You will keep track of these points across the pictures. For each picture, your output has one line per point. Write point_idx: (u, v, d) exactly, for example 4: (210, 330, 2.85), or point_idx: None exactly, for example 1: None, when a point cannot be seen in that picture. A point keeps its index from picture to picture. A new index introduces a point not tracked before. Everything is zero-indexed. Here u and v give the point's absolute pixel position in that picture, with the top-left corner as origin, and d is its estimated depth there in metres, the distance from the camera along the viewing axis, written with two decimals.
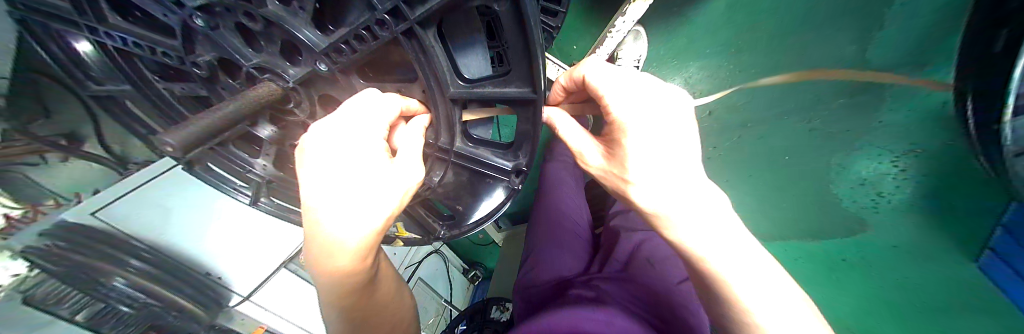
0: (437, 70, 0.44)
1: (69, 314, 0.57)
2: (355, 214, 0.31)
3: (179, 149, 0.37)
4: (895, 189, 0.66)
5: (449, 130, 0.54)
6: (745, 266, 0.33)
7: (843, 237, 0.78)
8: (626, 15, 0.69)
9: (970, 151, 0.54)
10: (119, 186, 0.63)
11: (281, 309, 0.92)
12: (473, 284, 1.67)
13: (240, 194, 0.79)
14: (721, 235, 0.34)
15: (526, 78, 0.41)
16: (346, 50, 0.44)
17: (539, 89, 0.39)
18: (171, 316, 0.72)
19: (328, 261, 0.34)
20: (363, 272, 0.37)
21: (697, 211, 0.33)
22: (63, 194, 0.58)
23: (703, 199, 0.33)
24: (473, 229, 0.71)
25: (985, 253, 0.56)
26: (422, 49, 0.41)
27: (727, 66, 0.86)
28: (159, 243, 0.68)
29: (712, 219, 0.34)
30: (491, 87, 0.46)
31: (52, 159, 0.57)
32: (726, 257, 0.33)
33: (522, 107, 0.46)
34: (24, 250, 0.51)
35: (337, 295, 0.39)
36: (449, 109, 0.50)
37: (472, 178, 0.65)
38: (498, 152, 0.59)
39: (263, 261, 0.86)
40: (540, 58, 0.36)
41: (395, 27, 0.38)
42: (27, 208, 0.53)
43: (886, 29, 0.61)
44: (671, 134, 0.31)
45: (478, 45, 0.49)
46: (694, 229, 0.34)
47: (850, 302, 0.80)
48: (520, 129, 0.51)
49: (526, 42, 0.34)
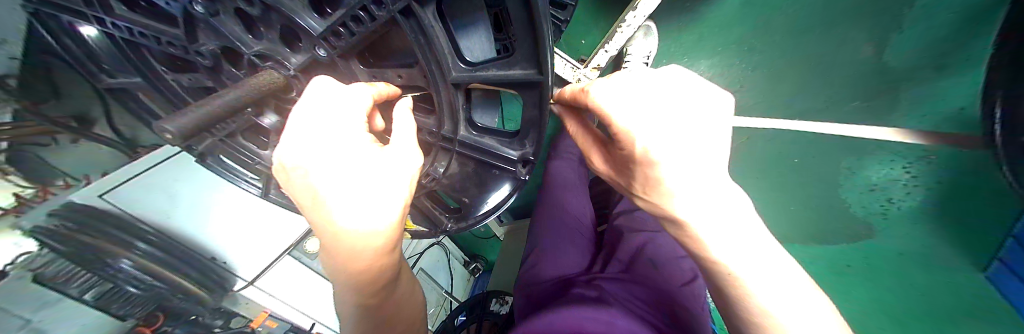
0: (436, 51, 0.43)
1: (78, 293, 0.61)
2: (378, 209, 0.30)
3: (179, 136, 0.35)
4: (905, 196, 0.67)
5: (453, 118, 0.55)
6: (785, 291, 0.27)
7: (844, 243, 0.82)
8: (637, 10, 0.65)
9: (994, 167, 0.53)
10: (131, 169, 0.71)
11: (286, 295, 0.87)
12: (473, 276, 1.69)
13: (251, 185, 0.81)
14: (762, 254, 0.28)
15: (531, 59, 0.40)
16: (345, 33, 0.43)
17: (547, 71, 0.38)
18: (176, 300, 0.75)
19: (358, 260, 0.34)
20: (381, 271, 0.38)
21: (732, 231, 0.27)
22: (73, 176, 0.70)
23: (741, 217, 0.27)
24: (480, 221, 0.71)
25: (995, 262, 0.58)
26: (422, 29, 0.41)
27: (738, 64, 0.81)
28: (164, 227, 0.70)
29: (751, 237, 0.28)
30: (494, 71, 0.46)
31: (64, 139, 0.71)
32: (762, 277, 0.27)
33: (529, 90, 0.46)
34: (32, 229, 0.57)
35: (355, 291, 0.39)
36: (451, 93, 0.50)
37: (478, 169, 0.66)
38: (505, 141, 0.59)
39: (270, 244, 0.82)
40: (547, 42, 0.35)
41: (394, 6, 0.37)
42: (38, 188, 0.64)
43: (905, 29, 0.59)
44: (712, 156, 0.23)
45: (479, 25, 0.49)
46: (723, 249, 0.28)
47: (872, 308, 0.81)
48: (528, 116, 0.50)
49: (530, 12, 0.32)
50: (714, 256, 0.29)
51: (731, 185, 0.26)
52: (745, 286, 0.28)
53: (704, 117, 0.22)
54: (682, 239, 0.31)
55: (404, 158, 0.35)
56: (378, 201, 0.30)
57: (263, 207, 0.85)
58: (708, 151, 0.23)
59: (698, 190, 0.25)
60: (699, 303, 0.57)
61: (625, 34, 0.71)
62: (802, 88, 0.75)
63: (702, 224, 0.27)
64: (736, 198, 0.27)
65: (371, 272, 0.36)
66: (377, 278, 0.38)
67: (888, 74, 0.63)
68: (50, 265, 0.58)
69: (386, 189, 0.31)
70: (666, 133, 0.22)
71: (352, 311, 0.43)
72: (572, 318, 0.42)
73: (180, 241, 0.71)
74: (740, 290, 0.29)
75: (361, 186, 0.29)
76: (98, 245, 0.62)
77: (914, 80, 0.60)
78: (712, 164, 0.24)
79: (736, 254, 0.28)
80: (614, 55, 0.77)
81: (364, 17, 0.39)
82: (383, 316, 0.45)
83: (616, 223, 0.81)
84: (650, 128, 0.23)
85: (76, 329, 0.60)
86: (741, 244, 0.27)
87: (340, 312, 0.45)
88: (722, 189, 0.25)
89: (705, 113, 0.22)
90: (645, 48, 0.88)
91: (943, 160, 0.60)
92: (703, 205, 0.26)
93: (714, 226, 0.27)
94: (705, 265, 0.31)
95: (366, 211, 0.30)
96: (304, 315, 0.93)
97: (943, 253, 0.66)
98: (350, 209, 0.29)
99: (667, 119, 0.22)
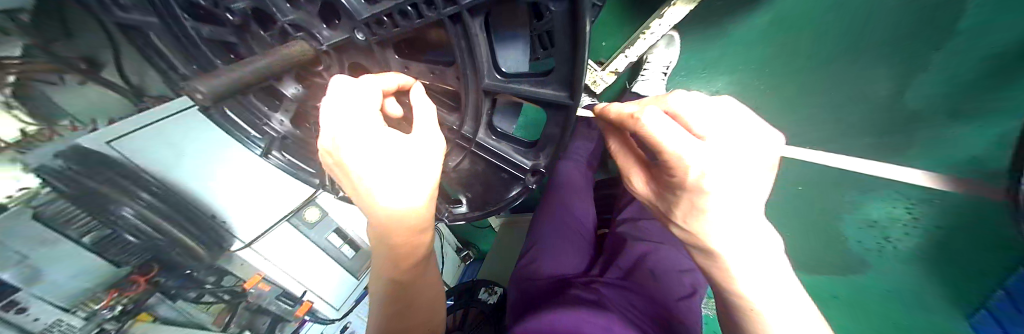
0: (477, 59, 0.45)
1: (77, 236, 0.56)
2: (411, 189, 0.34)
3: (209, 98, 0.40)
4: (903, 235, 0.72)
5: (474, 118, 0.56)
6: (791, 311, 0.29)
7: (839, 275, 0.86)
8: (663, 18, 0.64)
9: (1005, 218, 0.59)
10: (151, 112, 0.61)
11: (282, 261, 0.93)
12: (464, 264, 1.71)
13: (252, 144, 0.81)
14: (778, 285, 0.29)
15: (564, 83, 0.45)
16: (387, 23, 0.44)
17: (578, 97, 0.43)
18: (174, 253, 0.72)
19: (387, 231, 0.38)
20: (414, 245, 0.41)
21: (756, 260, 0.27)
22: (79, 117, 0.51)
23: (766, 250, 0.27)
24: (478, 216, 0.76)
25: (981, 311, 0.66)
26: (467, 35, 0.43)
27: (756, 84, 0.80)
28: (169, 181, 0.67)
29: (772, 269, 0.28)
30: (526, 85, 0.49)
31: (70, 81, 0.50)
32: (778, 306, 0.28)
33: (556, 111, 0.50)
34: (39, 168, 0.48)
35: (388, 258, 0.44)
36: (480, 99, 0.52)
37: (487, 170, 0.66)
38: (521, 150, 0.62)
39: (270, 209, 0.88)
40: (584, 60, 0.38)
41: (444, 9, 0.38)
42: (43, 127, 0.48)
43: (931, 69, 0.60)
44: (749, 191, 0.23)
45: (518, 38, 0.50)
46: (749, 281, 0.29)
47: None
48: (547, 131, 0.55)
49: (573, 19, 0.34)
50: (733, 280, 0.29)
51: (762, 218, 0.26)
52: (751, 303, 0.29)
53: (752, 155, 0.21)
54: (706, 265, 0.32)
55: (430, 143, 0.35)
56: (412, 180, 0.33)
57: (269, 173, 0.87)
58: (749, 185, 0.23)
59: (733, 222, 0.25)
60: (694, 316, 0.60)
61: (647, 41, 0.70)
62: (821, 117, 0.75)
63: (730, 254, 0.27)
64: (764, 231, 0.27)
65: (410, 242, 0.40)
66: (407, 253, 0.42)
67: (904, 116, 0.65)
68: (52, 204, 0.51)
69: (416, 171, 0.33)
70: (721, 166, 0.20)
71: (382, 283, 0.47)
72: (566, 318, 0.45)
73: (188, 200, 0.71)
74: (755, 318, 0.30)
75: (398, 168, 0.32)
76: (100, 192, 0.57)
77: (927, 126, 0.63)
78: (749, 201, 0.24)
79: (750, 281, 0.28)
80: (633, 61, 0.76)
81: (412, 14, 0.41)
82: (405, 299, 0.47)
83: (618, 230, 0.80)
84: (708, 157, 0.20)
85: (63, 277, 0.55)
86: (762, 273, 0.28)
87: (373, 284, 0.50)
88: (754, 223, 0.26)
89: (752, 151, 0.21)
90: (666, 58, 0.87)
91: (946, 204, 0.64)
92: (732, 233, 0.26)
93: (743, 257, 0.27)
94: (723, 290, 0.32)
95: (401, 189, 0.33)
96: (297, 282, 0.97)
97: (932, 290, 0.73)
98: (388, 191, 0.33)
99: (727, 154, 0.20)
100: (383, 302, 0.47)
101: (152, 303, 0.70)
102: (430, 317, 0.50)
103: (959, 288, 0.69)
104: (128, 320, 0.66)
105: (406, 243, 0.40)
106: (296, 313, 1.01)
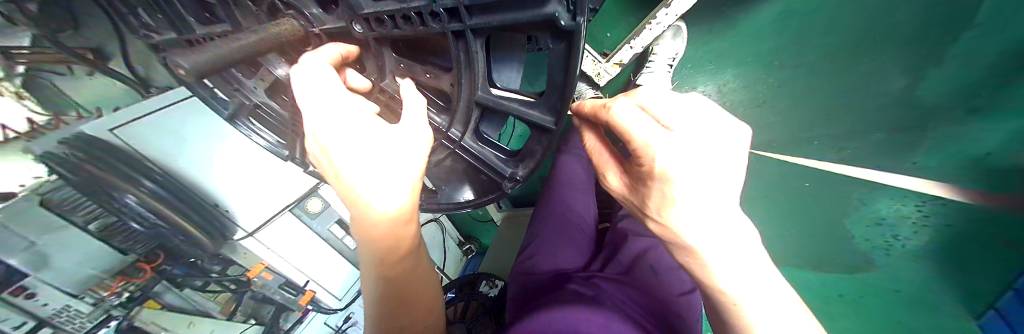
0: (474, 74, 0.46)
1: (82, 222, 0.56)
2: (391, 180, 0.33)
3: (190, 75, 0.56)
4: (912, 234, 0.72)
5: (464, 120, 0.56)
6: (771, 306, 0.29)
7: (844, 273, 0.88)
8: (670, 8, 0.63)
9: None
10: (149, 101, 0.62)
11: (282, 249, 0.93)
12: (467, 257, 1.73)
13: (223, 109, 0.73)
14: (761, 282, 0.29)
15: (552, 108, 0.45)
16: (388, 24, 0.43)
17: (562, 120, 0.43)
18: (177, 241, 0.72)
19: (373, 223, 0.38)
20: (404, 236, 0.41)
21: (737, 257, 0.27)
22: (85, 107, 0.52)
23: (745, 247, 0.27)
24: (448, 209, 0.75)
25: (987, 312, 0.67)
26: (467, 50, 0.43)
27: (764, 77, 0.78)
28: (171, 168, 0.67)
29: (754, 267, 0.28)
30: (520, 108, 0.48)
31: (79, 72, 0.51)
32: (756, 301, 0.29)
33: (542, 132, 0.51)
34: (45, 155, 0.47)
35: (384, 256, 0.43)
36: (471, 106, 0.52)
37: (467, 169, 0.68)
38: (501, 157, 0.61)
39: (273, 201, 0.88)
40: (576, 77, 0.36)
41: (448, 24, 0.39)
42: (52, 117, 0.48)
43: (943, 66, 0.57)
44: (729, 186, 0.22)
45: (514, 60, 0.52)
46: (729, 278, 0.28)
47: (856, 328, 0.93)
48: (528, 147, 0.55)
49: (568, 55, 0.35)
50: (711, 276, 0.29)
51: (740, 214, 0.25)
52: (733, 297, 0.29)
53: (725, 148, 0.20)
54: (684, 262, 0.32)
55: (415, 134, 0.35)
56: (392, 169, 0.33)
57: (266, 159, 0.86)
58: (726, 180, 0.22)
59: (705, 218, 0.24)
60: (694, 313, 0.59)
61: (653, 31, 0.68)
62: (834, 110, 0.72)
63: (708, 251, 0.27)
64: (744, 227, 0.26)
65: (394, 235, 0.40)
66: (397, 245, 0.42)
67: (920, 110, 0.62)
68: (58, 192, 0.50)
69: (397, 159, 0.34)
70: (689, 159, 0.20)
71: (378, 280, 0.46)
72: (571, 317, 0.44)
73: (191, 189, 0.71)
74: (737, 312, 0.30)
75: (379, 157, 0.32)
76: (105, 179, 0.57)
77: (940, 120, 0.60)
78: (729, 197, 0.23)
79: (731, 278, 0.28)
80: (638, 52, 0.75)
81: (415, 21, 0.40)
82: (406, 290, 0.47)
83: (619, 226, 0.80)
84: (674, 149, 0.21)
85: (70, 264, 0.55)
86: (741, 269, 0.28)
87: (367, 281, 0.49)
88: (733, 219, 0.25)
89: (725, 142, 0.20)
90: (672, 50, 0.85)
91: (954, 205, 0.64)
92: (709, 232, 0.25)
93: (721, 253, 0.27)
94: (706, 287, 0.32)
95: (382, 179, 0.33)
96: (299, 271, 1.00)
97: (941, 294, 0.73)
98: (370, 179, 0.33)
99: (692, 145, 0.20)
100: (379, 297, 0.47)
101: (158, 291, 0.71)
102: (427, 311, 0.50)
103: (966, 293, 0.69)
104: (134, 307, 0.67)
105: (399, 235, 0.40)
106: (298, 302, 1.03)
